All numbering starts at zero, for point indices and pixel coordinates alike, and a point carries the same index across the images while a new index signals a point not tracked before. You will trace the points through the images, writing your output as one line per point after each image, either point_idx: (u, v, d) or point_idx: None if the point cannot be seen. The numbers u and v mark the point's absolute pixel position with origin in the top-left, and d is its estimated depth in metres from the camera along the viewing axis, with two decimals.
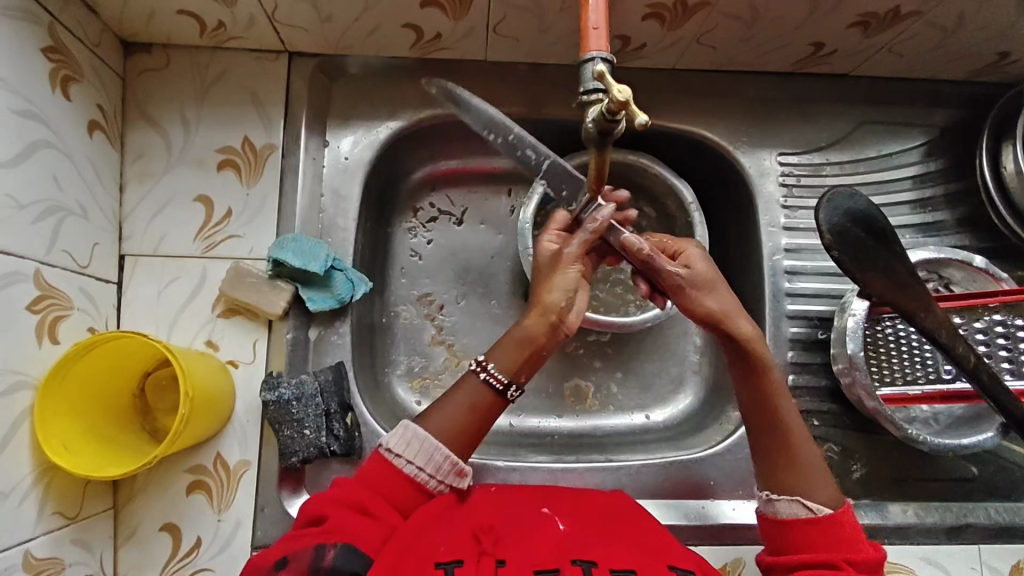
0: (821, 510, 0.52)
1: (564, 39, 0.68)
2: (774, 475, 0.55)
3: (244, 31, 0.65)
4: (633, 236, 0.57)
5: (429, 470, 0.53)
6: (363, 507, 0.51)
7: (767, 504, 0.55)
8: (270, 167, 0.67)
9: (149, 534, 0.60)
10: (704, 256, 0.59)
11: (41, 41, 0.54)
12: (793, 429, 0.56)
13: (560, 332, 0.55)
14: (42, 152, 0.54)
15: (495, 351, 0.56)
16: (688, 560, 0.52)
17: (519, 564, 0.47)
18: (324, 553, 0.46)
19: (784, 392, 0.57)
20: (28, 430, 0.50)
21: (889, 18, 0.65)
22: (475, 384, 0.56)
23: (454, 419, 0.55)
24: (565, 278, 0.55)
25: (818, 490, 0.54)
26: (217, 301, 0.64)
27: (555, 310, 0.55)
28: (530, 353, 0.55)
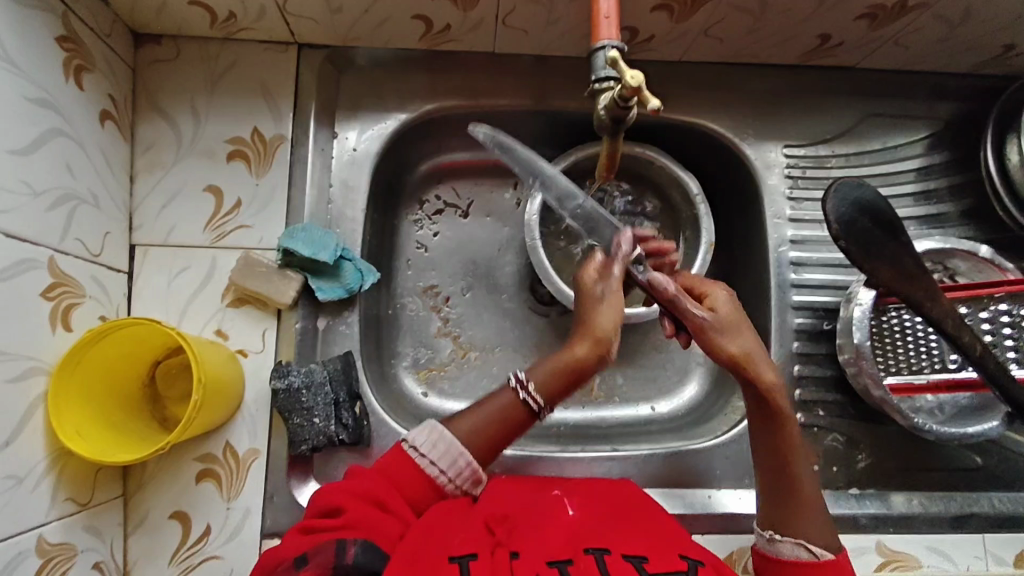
0: (822, 554, 0.52)
1: (572, 30, 0.68)
2: (780, 515, 0.55)
3: (254, 21, 0.65)
4: (661, 277, 0.56)
5: (450, 474, 0.55)
6: (382, 503, 0.52)
7: (768, 543, 0.55)
8: (279, 157, 0.68)
9: (160, 522, 0.61)
10: (731, 300, 0.57)
11: (54, 30, 0.54)
12: (803, 479, 0.56)
13: (604, 361, 0.57)
14: (55, 141, 0.54)
15: (535, 367, 0.58)
16: (697, 551, 0.52)
17: (531, 555, 0.47)
18: (346, 550, 0.46)
19: (801, 444, 0.57)
20: (42, 415, 0.51)
21: (896, 10, 0.66)
22: (510, 400, 0.58)
23: (484, 428, 0.57)
24: (611, 307, 0.56)
25: (819, 532, 0.53)
26: (227, 290, 0.64)
27: (606, 345, 0.56)
28: (568, 377, 0.57)
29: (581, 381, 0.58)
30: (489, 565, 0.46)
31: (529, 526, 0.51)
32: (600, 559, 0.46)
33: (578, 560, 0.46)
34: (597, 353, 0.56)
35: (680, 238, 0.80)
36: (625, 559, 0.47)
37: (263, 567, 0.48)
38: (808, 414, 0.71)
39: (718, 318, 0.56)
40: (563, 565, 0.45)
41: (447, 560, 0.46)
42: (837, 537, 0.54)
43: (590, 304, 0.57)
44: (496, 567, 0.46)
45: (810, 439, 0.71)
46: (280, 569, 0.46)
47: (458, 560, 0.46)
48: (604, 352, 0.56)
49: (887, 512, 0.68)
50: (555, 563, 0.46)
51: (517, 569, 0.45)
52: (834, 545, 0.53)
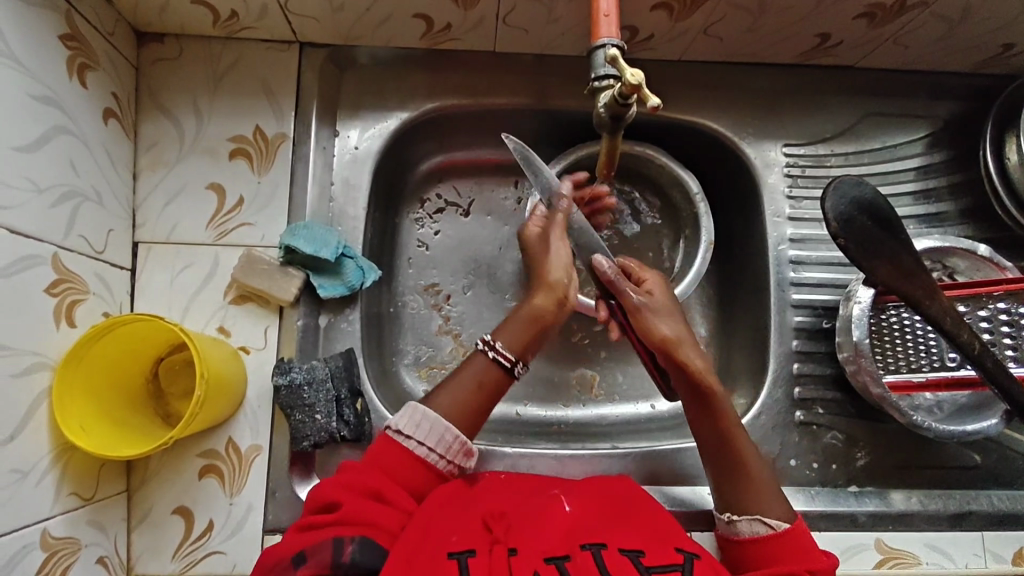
0: (777, 525, 0.53)
1: (572, 29, 0.68)
2: (733, 495, 0.57)
3: (256, 20, 0.66)
4: (603, 259, 0.61)
5: (439, 450, 0.56)
6: (379, 495, 0.52)
7: (728, 526, 0.56)
8: (281, 156, 0.68)
9: (163, 517, 0.61)
10: (664, 287, 0.63)
11: (59, 28, 0.55)
12: (746, 455, 0.58)
13: (564, 309, 0.62)
14: (59, 139, 0.55)
15: (504, 330, 0.61)
16: (691, 542, 0.52)
17: (528, 550, 0.47)
18: (342, 549, 0.47)
19: (738, 423, 0.59)
20: (47, 410, 0.51)
21: (895, 9, 0.66)
22: (482, 363, 0.60)
23: (460, 398, 0.58)
24: (560, 257, 0.61)
25: (771, 506, 0.55)
26: (228, 288, 0.65)
27: (560, 289, 0.61)
28: (536, 330, 0.60)
29: (546, 339, 0.62)
30: (487, 564, 0.46)
31: (527, 521, 0.51)
32: (596, 554, 0.47)
33: (575, 556, 0.46)
34: (557, 300, 0.61)
35: (680, 237, 0.80)
36: (622, 554, 0.47)
37: (263, 563, 0.49)
38: (807, 412, 0.71)
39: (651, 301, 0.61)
40: (561, 561, 0.46)
41: (444, 557, 0.46)
42: (790, 509, 0.55)
43: (539, 256, 0.62)
44: (493, 566, 0.46)
45: (809, 436, 0.71)
46: (278, 568, 0.47)
47: (456, 557, 0.46)
48: (563, 299, 0.61)
49: (886, 510, 0.68)
50: (552, 560, 0.46)
51: (514, 567, 0.45)
52: (789, 516, 0.54)
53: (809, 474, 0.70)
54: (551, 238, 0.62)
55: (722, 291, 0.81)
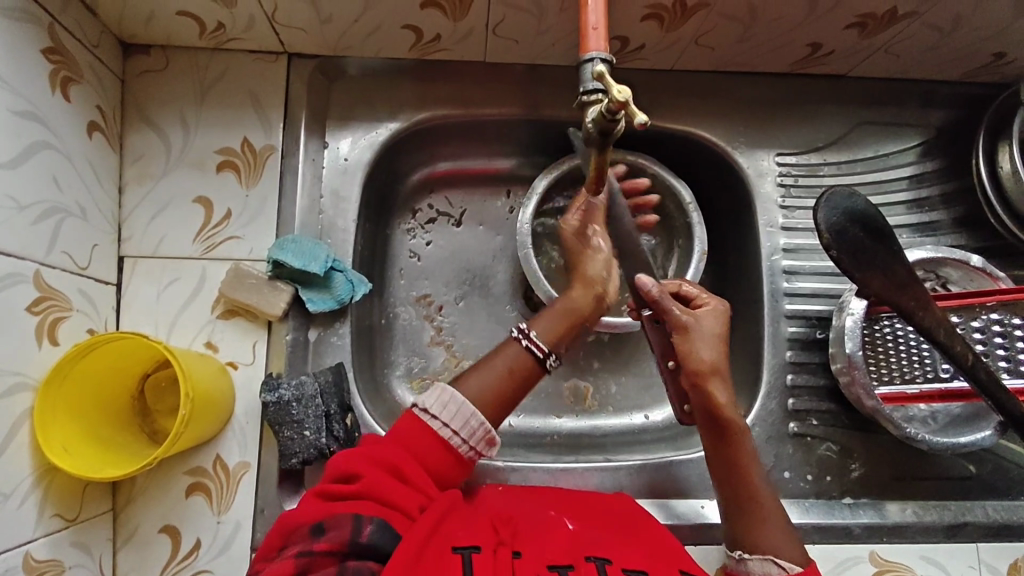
0: (791, 568, 0.52)
1: (563, 40, 0.68)
2: (744, 533, 0.55)
3: (243, 31, 0.65)
4: (647, 278, 0.59)
5: (463, 434, 0.54)
6: (402, 475, 0.51)
7: (738, 564, 0.55)
8: (270, 167, 0.67)
9: (149, 536, 0.60)
10: (720, 319, 0.58)
11: (41, 42, 0.54)
12: (761, 495, 0.56)
13: (601, 305, 0.65)
14: (42, 154, 0.54)
15: (539, 322, 0.62)
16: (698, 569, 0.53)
17: (534, 558, 0.48)
18: (361, 528, 0.46)
19: (754, 457, 0.57)
20: (28, 431, 0.50)
21: (887, 19, 0.66)
22: (515, 351, 0.59)
23: (489, 383, 0.57)
24: (599, 252, 0.65)
25: (783, 545, 0.54)
26: (216, 302, 0.64)
27: (597, 284, 0.65)
28: (574, 325, 0.63)
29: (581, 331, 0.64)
30: (492, 561, 0.46)
31: (532, 531, 0.51)
32: (601, 566, 0.46)
33: (579, 565, 0.46)
34: (596, 295, 0.64)
35: (673, 247, 0.80)
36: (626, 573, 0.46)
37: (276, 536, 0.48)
38: (801, 423, 0.71)
39: (697, 321, 0.58)
40: (564, 569, 0.46)
41: (450, 549, 0.46)
42: (803, 550, 0.54)
43: (576, 252, 0.65)
44: (499, 565, 0.46)
45: (804, 448, 0.71)
46: (296, 535, 0.46)
47: (461, 551, 0.46)
48: (600, 294, 0.65)
49: (881, 522, 0.68)
50: (555, 567, 0.46)
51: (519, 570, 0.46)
52: (801, 559, 0.53)
53: (804, 486, 0.69)
54: (591, 236, 0.65)
55: None
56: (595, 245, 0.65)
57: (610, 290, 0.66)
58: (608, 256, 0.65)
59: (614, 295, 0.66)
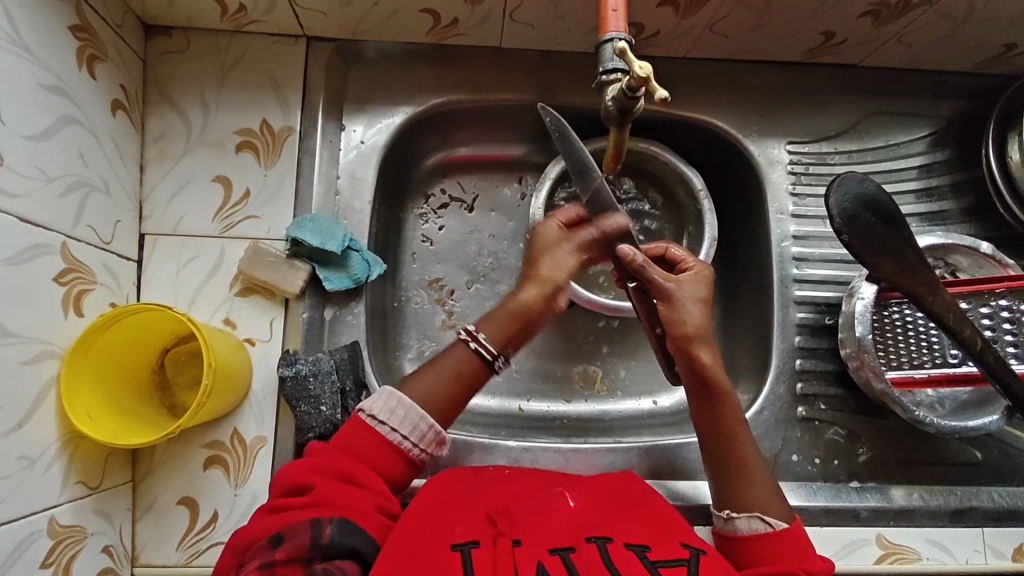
0: (777, 524, 0.54)
1: (579, 25, 0.69)
2: (734, 493, 0.57)
3: (264, 14, 0.66)
4: (628, 246, 0.57)
5: (413, 438, 0.55)
6: (351, 477, 0.52)
7: (726, 523, 0.56)
8: (287, 149, 0.68)
9: (166, 508, 0.61)
10: (706, 282, 0.60)
11: (69, 19, 0.55)
12: (748, 457, 0.58)
13: (552, 307, 0.60)
14: (69, 128, 0.55)
15: (488, 322, 0.59)
16: (697, 539, 0.52)
17: (535, 543, 0.47)
18: (321, 530, 0.47)
19: (741, 419, 0.59)
20: (54, 399, 0.51)
21: (900, 8, 0.66)
22: (462, 353, 0.58)
23: (437, 386, 0.57)
24: (565, 260, 0.60)
25: (771, 505, 0.55)
26: (235, 279, 0.65)
27: (552, 285, 0.60)
28: (520, 326, 0.58)
29: (529, 333, 0.60)
30: (490, 553, 0.46)
31: (533, 519, 0.51)
32: (602, 547, 0.47)
33: (580, 548, 0.47)
34: (547, 292, 0.59)
35: (683, 234, 0.80)
36: (627, 548, 0.47)
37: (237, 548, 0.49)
38: (809, 408, 0.72)
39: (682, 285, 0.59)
40: (566, 552, 0.46)
41: (448, 548, 0.46)
42: (789, 509, 0.56)
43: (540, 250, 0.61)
44: (499, 557, 0.46)
45: (811, 432, 0.71)
46: (255, 549, 0.47)
47: (459, 548, 0.46)
48: (552, 295, 0.60)
49: (887, 506, 0.68)
50: (557, 550, 0.46)
51: (520, 562, 0.45)
52: (788, 516, 0.55)
53: (811, 470, 0.70)
54: (566, 245, 0.60)
55: (724, 288, 0.82)
56: (560, 248, 0.60)
57: (561, 297, 0.60)
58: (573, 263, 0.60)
59: (564, 303, 0.61)
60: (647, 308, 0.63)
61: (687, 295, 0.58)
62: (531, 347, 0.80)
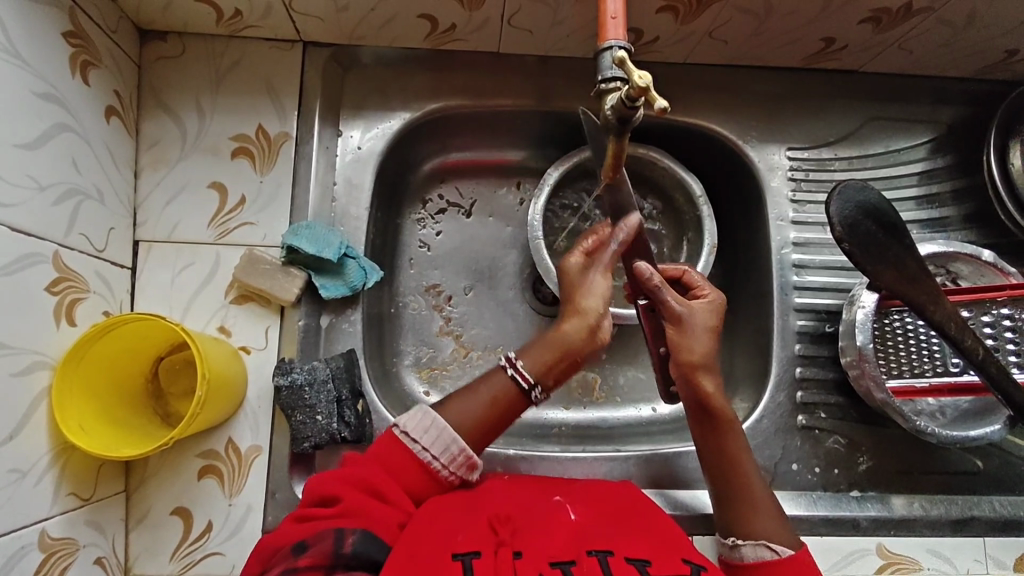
0: (782, 551, 0.53)
1: (578, 31, 0.68)
2: (739, 522, 0.56)
3: (261, 19, 0.65)
4: (645, 265, 0.57)
5: (443, 460, 0.54)
6: (379, 492, 0.51)
7: (731, 550, 0.55)
8: (283, 155, 0.68)
9: (160, 518, 0.61)
10: (713, 312, 0.59)
11: (62, 25, 0.55)
12: (752, 488, 0.57)
13: (597, 340, 0.58)
14: (61, 136, 0.54)
15: (528, 352, 0.58)
16: (695, 552, 0.51)
17: (535, 555, 0.47)
18: (344, 539, 0.47)
19: (746, 450, 0.59)
20: (46, 410, 0.51)
21: (901, 14, 0.66)
22: (501, 380, 0.58)
23: (473, 412, 0.56)
24: (598, 285, 0.59)
25: (777, 532, 0.55)
26: (230, 287, 0.64)
27: (592, 315, 0.58)
28: (564, 356, 0.57)
29: (575, 363, 0.59)
30: (491, 565, 0.46)
31: (533, 529, 0.50)
32: (603, 561, 0.46)
33: (581, 561, 0.46)
34: (580, 262, 0.60)
35: (682, 240, 0.80)
36: (628, 562, 0.47)
37: (262, 553, 0.49)
38: (809, 416, 0.71)
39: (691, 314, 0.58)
40: (567, 565, 0.45)
41: (448, 558, 0.46)
42: (795, 535, 0.55)
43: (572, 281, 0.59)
44: (500, 567, 0.45)
45: (811, 441, 0.71)
46: (278, 556, 0.47)
47: (460, 559, 0.46)
48: (594, 327, 0.58)
49: (887, 515, 0.68)
50: (558, 564, 0.46)
51: (521, 570, 0.45)
52: (793, 543, 0.54)
53: (811, 479, 0.70)
54: (590, 271, 0.59)
55: (723, 294, 0.81)
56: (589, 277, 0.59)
57: (604, 327, 0.59)
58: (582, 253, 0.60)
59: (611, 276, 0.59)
60: (655, 327, 0.62)
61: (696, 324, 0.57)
62: None
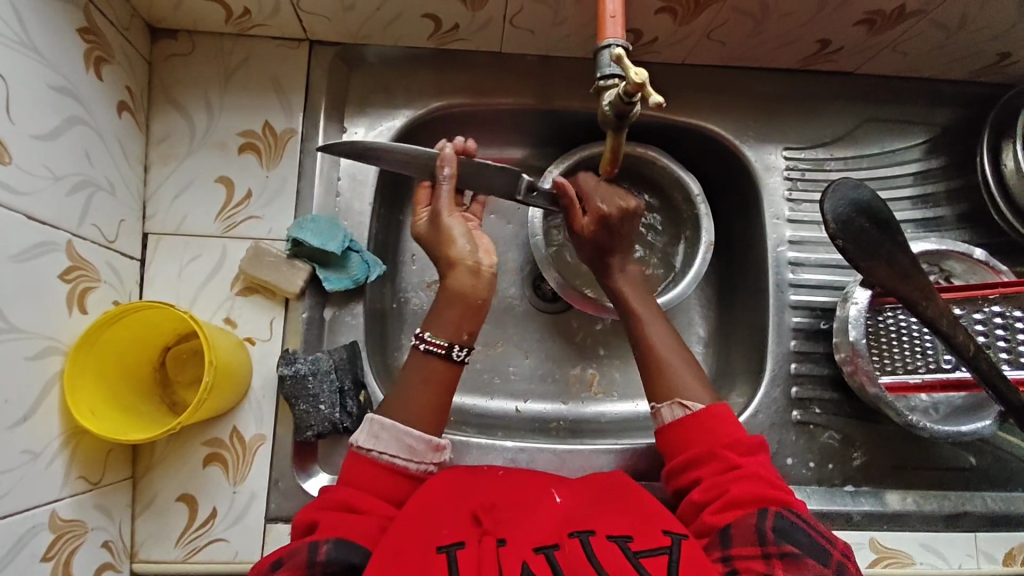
0: (694, 407, 0.59)
1: (578, 32, 0.70)
2: (653, 388, 0.62)
3: (268, 18, 0.67)
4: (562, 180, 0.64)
5: (405, 454, 0.56)
6: (351, 506, 0.53)
7: (655, 417, 0.61)
8: (289, 151, 0.69)
9: (165, 505, 0.62)
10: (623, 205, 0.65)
11: (78, 22, 0.56)
12: (667, 356, 0.63)
13: (483, 274, 0.59)
14: (76, 129, 0.56)
15: (431, 321, 0.59)
16: (677, 523, 0.52)
17: (519, 542, 0.48)
18: (318, 548, 0.49)
19: (656, 320, 0.65)
20: (58, 395, 0.52)
21: (895, 16, 0.67)
22: (418, 357, 0.59)
23: (410, 395, 0.58)
24: (459, 229, 0.59)
25: (692, 393, 0.60)
26: (236, 280, 0.66)
27: (467, 258, 0.58)
28: (464, 308, 0.58)
29: (480, 315, 0.60)
30: (477, 554, 0.47)
31: (514, 520, 0.51)
32: (584, 541, 0.48)
33: (564, 544, 0.48)
34: (470, 270, 0.58)
35: (680, 238, 0.81)
36: (610, 541, 0.48)
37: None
38: (803, 411, 0.72)
39: (612, 240, 0.66)
40: (550, 550, 0.47)
41: (435, 550, 0.47)
42: (710, 393, 0.61)
43: (438, 239, 0.59)
44: (483, 558, 0.46)
45: (806, 436, 0.72)
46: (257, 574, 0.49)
47: (446, 549, 0.47)
48: (475, 267, 0.59)
49: (881, 510, 0.69)
50: (541, 549, 0.47)
51: (503, 563, 0.46)
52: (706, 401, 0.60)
53: (805, 473, 0.71)
54: (442, 218, 0.59)
55: (721, 291, 0.82)
56: (451, 227, 0.59)
57: (483, 260, 0.59)
58: (465, 230, 0.59)
59: (490, 264, 0.60)
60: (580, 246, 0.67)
61: (621, 245, 0.67)
62: (528, 349, 0.81)
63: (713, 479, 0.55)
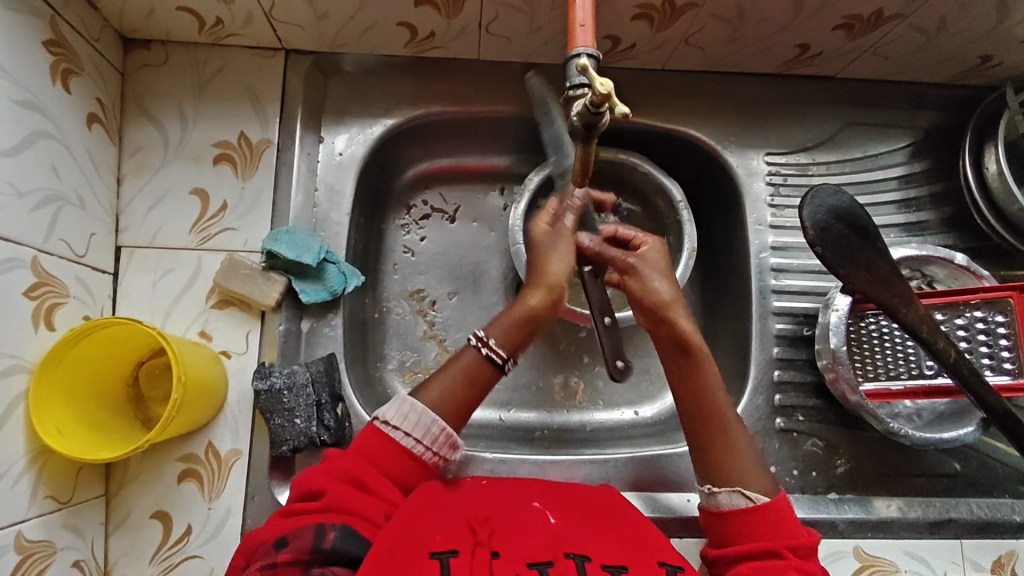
0: (759, 499, 0.55)
1: (554, 39, 0.69)
2: (715, 469, 0.57)
3: (241, 28, 0.66)
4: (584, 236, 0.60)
5: (425, 441, 0.55)
6: (363, 483, 0.53)
7: (709, 498, 0.57)
8: (265, 161, 0.68)
9: (139, 522, 0.61)
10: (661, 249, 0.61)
11: (44, 35, 0.56)
12: (732, 434, 0.58)
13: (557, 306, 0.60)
14: (41, 143, 0.55)
15: (495, 325, 0.59)
16: (675, 556, 0.52)
17: (513, 556, 0.47)
18: (324, 534, 0.48)
19: (719, 386, 0.59)
20: (23, 414, 0.51)
21: (873, 21, 0.67)
22: (473, 357, 0.58)
23: (451, 394, 0.57)
24: (564, 253, 0.59)
25: (754, 481, 0.56)
26: (211, 292, 0.65)
27: (557, 288, 0.59)
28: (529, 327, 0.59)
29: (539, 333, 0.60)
30: (469, 565, 0.46)
31: (509, 528, 0.51)
32: (580, 564, 0.46)
33: (558, 563, 0.46)
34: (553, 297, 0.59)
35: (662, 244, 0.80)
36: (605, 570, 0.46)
37: (243, 548, 0.50)
38: (787, 419, 0.72)
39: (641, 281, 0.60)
40: (544, 566, 0.46)
41: (427, 555, 0.46)
42: (770, 481, 0.57)
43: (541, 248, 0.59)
44: (476, 567, 0.46)
45: (790, 444, 0.71)
46: (260, 551, 0.49)
47: (438, 556, 0.46)
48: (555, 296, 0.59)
49: (865, 517, 0.68)
50: (535, 565, 0.46)
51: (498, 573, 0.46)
52: (770, 490, 0.56)
53: (789, 482, 0.70)
54: (560, 237, 0.59)
55: (705, 298, 0.82)
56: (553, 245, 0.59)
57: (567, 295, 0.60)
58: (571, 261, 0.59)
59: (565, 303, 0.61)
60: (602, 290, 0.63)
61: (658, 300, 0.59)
62: None
63: (767, 562, 0.52)
